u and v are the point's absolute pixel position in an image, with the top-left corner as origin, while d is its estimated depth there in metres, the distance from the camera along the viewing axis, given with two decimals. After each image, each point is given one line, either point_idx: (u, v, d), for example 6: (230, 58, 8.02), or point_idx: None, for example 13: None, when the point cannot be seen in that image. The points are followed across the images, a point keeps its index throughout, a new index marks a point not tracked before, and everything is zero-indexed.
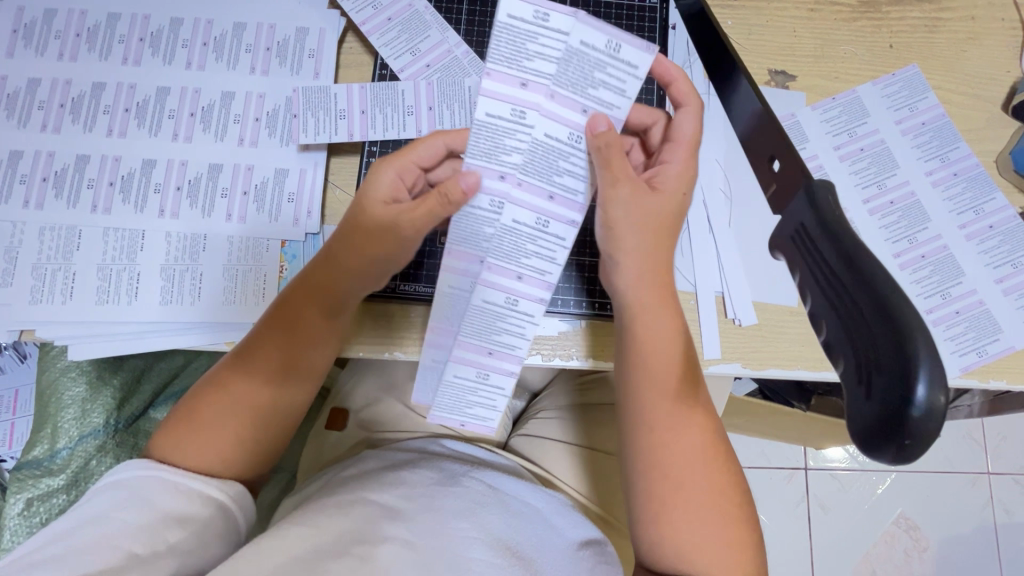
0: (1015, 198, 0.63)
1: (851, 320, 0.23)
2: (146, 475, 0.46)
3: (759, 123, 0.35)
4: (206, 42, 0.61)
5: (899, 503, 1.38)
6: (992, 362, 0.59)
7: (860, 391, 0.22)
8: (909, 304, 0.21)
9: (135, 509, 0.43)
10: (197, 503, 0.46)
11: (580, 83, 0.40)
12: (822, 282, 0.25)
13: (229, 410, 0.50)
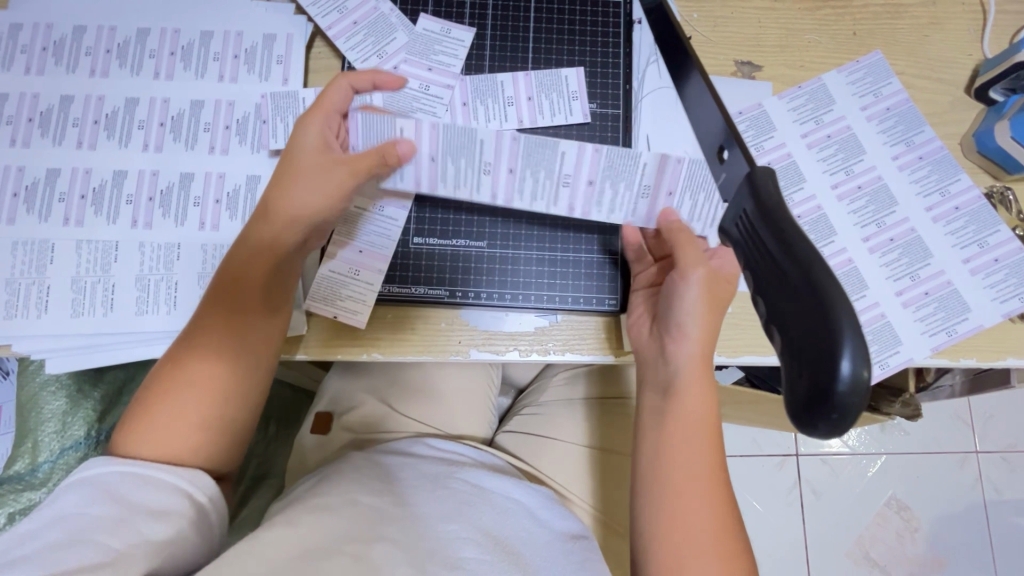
0: (979, 179, 0.64)
1: (786, 302, 0.24)
2: (117, 471, 0.45)
3: (711, 112, 0.36)
4: (173, 52, 0.61)
5: (889, 485, 1.39)
6: (961, 341, 0.60)
7: (793, 369, 0.23)
8: (839, 289, 0.23)
9: (110, 503, 0.42)
10: (173, 497, 0.45)
11: (693, 186, 0.55)
12: (761, 264, 0.26)
13: (196, 404, 0.49)
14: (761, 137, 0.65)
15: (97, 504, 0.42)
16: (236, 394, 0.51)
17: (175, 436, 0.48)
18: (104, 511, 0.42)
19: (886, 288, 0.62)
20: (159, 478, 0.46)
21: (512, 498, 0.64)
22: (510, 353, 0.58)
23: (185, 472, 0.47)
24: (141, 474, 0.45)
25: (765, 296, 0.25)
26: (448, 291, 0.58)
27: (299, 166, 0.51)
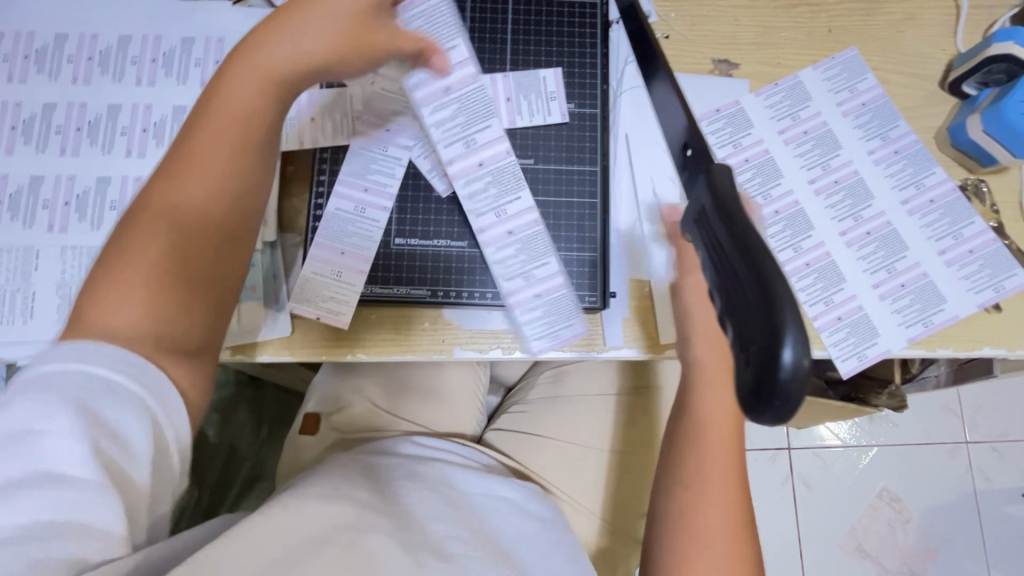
0: (954, 172, 0.65)
1: (735, 293, 0.25)
2: (74, 371, 0.35)
3: (676, 114, 0.37)
4: (155, 58, 0.61)
5: (881, 476, 1.41)
6: (937, 332, 0.61)
7: (740, 358, 0.24)
8: (782, 283, 0.24)
9: (79, 421, 0.34)
10: (144, 413, 0.36)
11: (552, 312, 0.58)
12: (713, 258, 0.27)
13: (179, 258, 0.42)
14: (739, 135, 0.66)
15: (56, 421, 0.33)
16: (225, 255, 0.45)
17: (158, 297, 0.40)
18: (64, 433, 0.33)
19: (863, 280, 0.62)
20: (123, 387, 0.36)
21: (500, 496, 0.65)
22: (493, 352, 0.59)
23: (156, 382, 0.38)
24: (101, 379, 0.35)
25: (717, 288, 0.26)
26: (430, 291, 0.58)
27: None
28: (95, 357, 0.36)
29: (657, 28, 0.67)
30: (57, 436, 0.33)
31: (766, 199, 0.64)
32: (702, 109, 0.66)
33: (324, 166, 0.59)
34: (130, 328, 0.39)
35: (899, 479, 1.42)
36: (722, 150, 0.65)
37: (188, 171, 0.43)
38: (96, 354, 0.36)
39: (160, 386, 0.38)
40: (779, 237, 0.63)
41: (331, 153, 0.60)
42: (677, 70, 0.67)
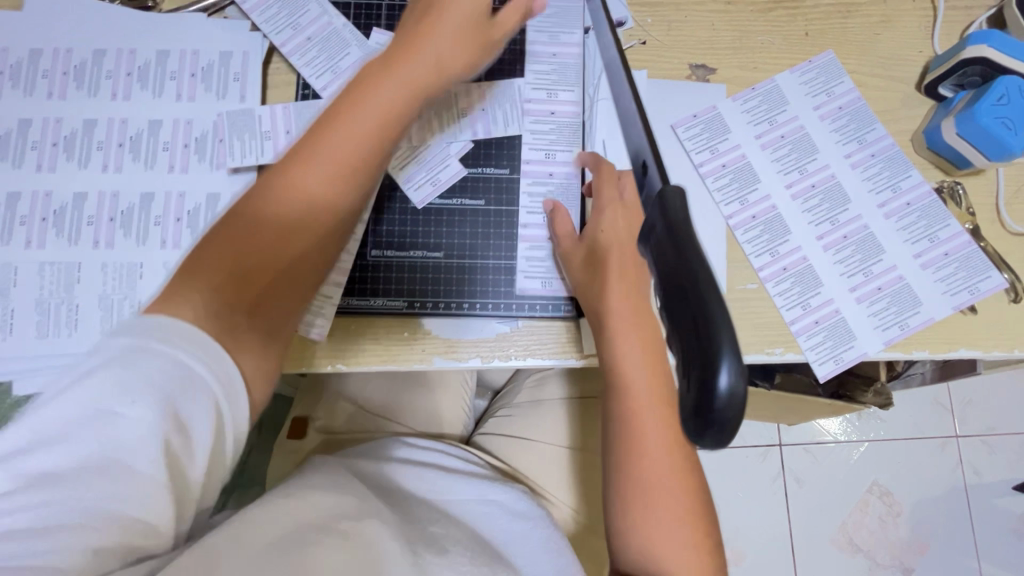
0: (930, 174, 0.65)
1: (677, 315, 0.25)
2: (153, 352, 0.35)
3: (636, 131, 0.37)
4: (130, 72, 0.61)
5: (871, 470, 1.41)
6: (913, 334, 0.61)
7: (681, 378, 0.24)
8: (721, 313, 0.24)
9: (153, 406, 0.34)
10: (215, 405, 0.36)
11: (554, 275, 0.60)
12: (663, 282, 0.27)
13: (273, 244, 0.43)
14: (715, 140, 0.66)
15: (131, 405, 0.34)
16: (313, 256, 0.46)
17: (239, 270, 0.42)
18: (134, 421, 0.34)
19: (839, 284, 0.63)
20: (192, 377, 0.36)
21: (487, 501, 0.67)
22: (471, 360, 0.59)
23: (221, 370, 0.37)
24: (174, 365, 0.35)
25: (666, 313, 0.27)
26: (407, 302, 0.59)
27: (444, 17, 0.52)
28: (167, 336, 0.36)
29: (634, 34, 0.67)
30: (130, 417, 0.34)
31: (743, 204, 0.64)
32: (679, 114, 0.66)
33: None
34: (204, 289, 0.40)
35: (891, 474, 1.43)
36: (699, 156, 0.65)
37: (307, 151, 0.45)
38: (161, 330, 0.36)
39: (230, 378, 0.38)
40: (756, 242, 0.63)
41: None
42: (654, 76, 0.67)
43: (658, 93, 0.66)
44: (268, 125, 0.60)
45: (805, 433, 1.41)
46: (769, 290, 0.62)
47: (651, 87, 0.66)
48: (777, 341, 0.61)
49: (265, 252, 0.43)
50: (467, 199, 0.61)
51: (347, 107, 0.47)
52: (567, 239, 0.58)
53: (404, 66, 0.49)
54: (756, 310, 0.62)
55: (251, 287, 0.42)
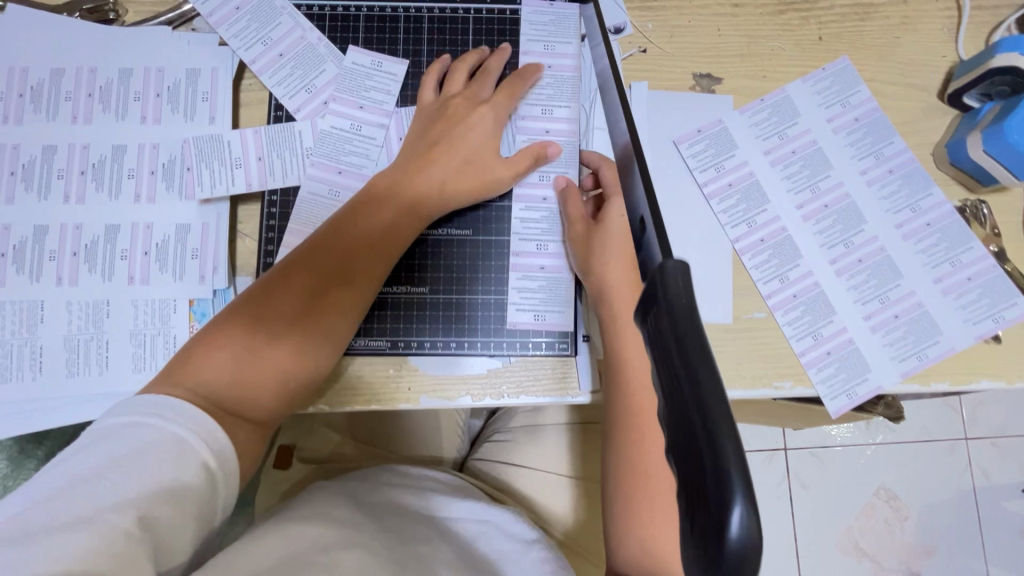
0: (952, 191, 0.61)
1: (683, 434, 0.23)
2: (146, 423, 0.39)
3: (629, 174, 0.32)
4: (91, 93, 0.57)
5: (879, 474, 1.35)
6: (932, 365, 0.58)
7: (686, 508, 0.22)
8: (733, 446, 0.21)
9: (132, 471, 0.36)
10: (196, 467, 0.39)
11: (549, 302, 0.56)
12: (665, 387, 0.25)
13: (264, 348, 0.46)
14: (721, 157, 0.61)
15: (115, 470, 0.36)
16: (299, 368, 0.48)
17: (234, 366, 0.45)
18: (117, 486, 0.35)
19: (853, 312, 0.59)
20: (186, 441, 0.39)
21: (485, 522, 0.66)
22: (462, 399, 0.55)
23: (207, 431, 0.41)
24: (162, 433, 0.39)
25: (670, 423, 0.24)
26: (390, 342, 0.55)
27: (454, 147, 0.55)
28: (169, 408, 0.40)
29: (633, 42, 0.62)
30: (111, 481, 0.35)
31: (751, 227, 0.60)
32: (682, 129, 0.61)
33: (273, 210, 0.56)
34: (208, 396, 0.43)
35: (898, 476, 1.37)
36: (704, 174, 0.61)
37: (305, 269, 0.50)
38: (160, 406, 0.40)
39: (213, 439, 0.41)
40: (764, 267, 0.59)
41: (280, 195, 0.56)
42: (655, 87, 0.62)
43: (659, 106, 0.62)
44: (237, 151, 0.56)
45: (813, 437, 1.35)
46: (777, 318, 0.58)
47: (652, 100, 0.62)
48: (786, 374, 0.57)
49: (255, 354, 0.46)
50: (453, 229, 0.57)
51: (345, 227, 0.51)
52: (581, 222, 0.55)
53: (407, 190, 0.53)
54: (765, 341, 0.58)
55: (238, 383, 0.45)
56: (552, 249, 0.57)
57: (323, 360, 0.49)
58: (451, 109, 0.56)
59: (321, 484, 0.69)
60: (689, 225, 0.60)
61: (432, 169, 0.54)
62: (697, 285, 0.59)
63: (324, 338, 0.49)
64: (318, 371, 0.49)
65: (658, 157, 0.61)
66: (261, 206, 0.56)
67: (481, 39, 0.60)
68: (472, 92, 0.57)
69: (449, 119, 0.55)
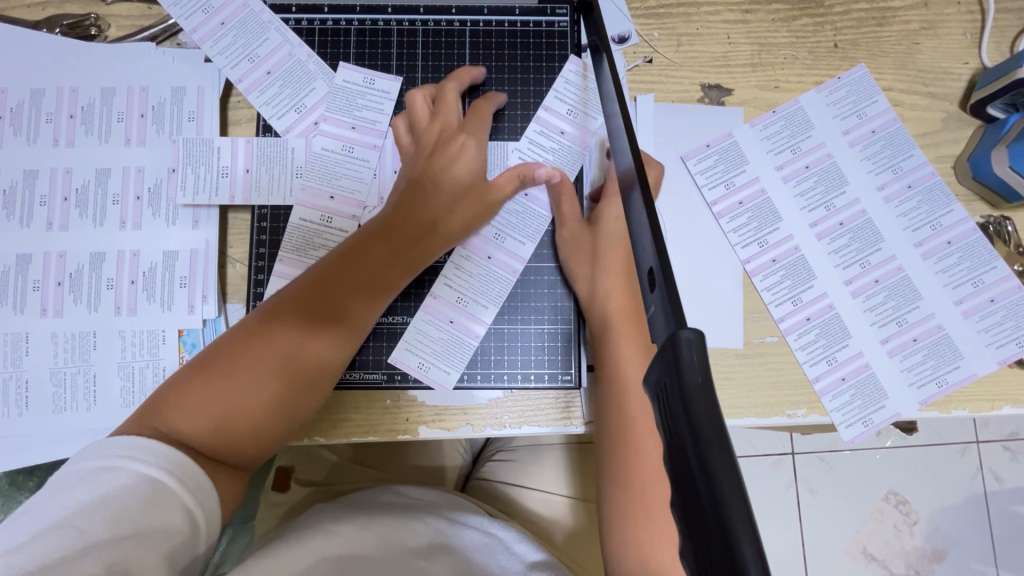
0: (974, 207, 0.58)
1: (699, 530, 0.21)
2: (120, 466, 0.38)
3: (637, 221, 0.30)
4: (72, 114, 0.55)
5: (888, 476, 1.16)
6: (952, 392, 0.55)
7: None
8: (755, 560, 0.19)
9: (104, 515, 0.35)
10: (174, 508, 0.38)
11: (559, 337, 0.55)
12: (679, 477, 0.22)
13: (242, 387, 0.44)
14: (731, 173, 0.58)
15: (87, 515, 0.35)
16: (277, 408, 0.45)
17: (211, 406, 0.43)
18: (88, 530, 0.35)
19: (869, 336, 0.56)
20: (162, 480, 0.38)
21: (488, 535, 0.65)
22: (463, 429, 0.53)
23: (184, 470, 0.39)
24: (136, 475, 0.38)
25: (684, 517, 0.22)
26: (387, 375, 0.53)
27: (443, 182, 0.52)
28: (145, 450, 0.39)
29: (639, 52, 0.59)
30: (81, 528, 0.35)
31: (762, 247, 0.57)
32: (689, 145, 0.59)
33: (263, 236, 0.53)
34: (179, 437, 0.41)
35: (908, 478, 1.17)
36: (712, 192, 0.58)
37: (285, 307, 0.47)
38: (129, 446, 0.39)
39: (192, 476, 0.40)
40: (776, 290, 0.57)
41: (268, 210, 0.54)
42: (661, 99, 0.59)
43: (665, 120, 0.59)
44: (226, 156, 0.54)
45: (822, 439, 1.16)
46: (791, 343, 0.56)
47: (657, 113, 0.59)
48: (800, 402, 0.55)
49: (234, 393, 0.44)
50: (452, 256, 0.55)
51: (335, 261, 0.49)
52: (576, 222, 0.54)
53: (397, 221, 0.51)
54: (777, 367, 0.55)
55: (216, 424, 0.43)
56: (555, 274, 0.55)
57: (310, 396, 0.47)
58: (431, 145, 0.53)
59: (321, 505, 0.68)
60: (698, 246, 0.57)
61: (422, 199, 0.52)
62: (707, 308, 0.56)
63: (310, 377, 0.46)
64: (304, 409, 0.47)
65: (663, 175, 0.58)
66: (250, 216, 0.54)
67: (479, 53, 0.57)
68: (449, 122, 0.54)
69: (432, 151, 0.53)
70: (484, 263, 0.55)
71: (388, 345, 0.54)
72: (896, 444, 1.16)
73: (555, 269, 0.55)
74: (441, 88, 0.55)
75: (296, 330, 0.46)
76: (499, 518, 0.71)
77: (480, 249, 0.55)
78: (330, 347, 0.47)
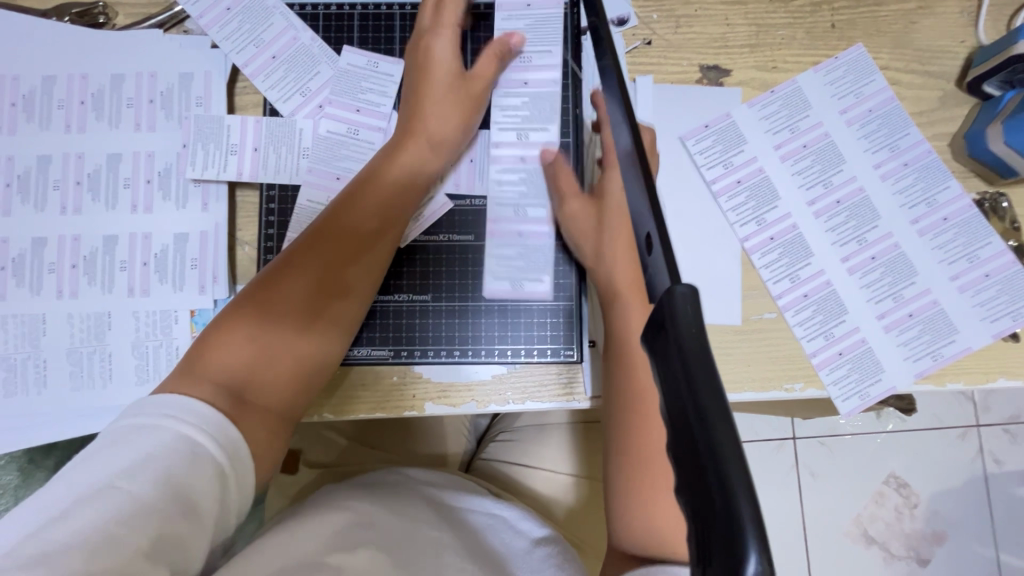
0: (969, 184, 0.59)
1: (694, 470, 0.22)
2: (165, 427, 0.37)
3: (635, 188, 0.31)
4: (83, 100, 0.56)
5: (888, 459, 1.17)
6: (947, 365, 0.56)
7: (702, 546, 0.21)
8: (746, 492, 0.21)
9: (148, 482, 0.34)
10: (215, 476, 0.37)
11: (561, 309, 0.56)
12: (676, 423, 0.24)
13: (271, 339, 0.45)
14: (730, 153, 0.59)
15: (135, 477, 0.34)
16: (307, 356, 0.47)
17: (247, 358, 0.44)
18: (134, 496, 0.34)
19: (865, 312, 0.57)
20: (206, 448, 0.37)
21: (492, 515, 0.66)
22: (467, 405, 0.54)
23: (225, 439, 0.38)
24: (182, 439, 0.37)
25: (679, 460, 0.23)
26: (393, 351, 0.55)
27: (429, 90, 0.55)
28: (186, 409, 0.38)
29: (637, 33, 0.60)
30: (127, 492, 0.34)
31: (760, 225, 0.58)
32: (688, 125, 0.59)
33: (271, 218, 0.55)
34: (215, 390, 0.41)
35: (909, 461, 1.18)
36: (711, 171, 0.59)
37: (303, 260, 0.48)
38: (182, 409, 0.38)
39: (232, 445, 0.39)
40: (774, 267, 0.58)
41: (277, 190, 0.55)
42: (660, 81, 0.60)
43: (664, 101, 0.59)
44: (234, 136, 0.55)
45: (823, 423, 1.17)
46: (788, 319, 0.57)
47: (657, 94, 0.59)
48: (797, 376, 0.56)
49: (267, 341, 0.45)
50: (455, 235, 0.56)
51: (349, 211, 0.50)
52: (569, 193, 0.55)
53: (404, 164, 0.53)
54: (775, 343, 0.57)
55: (249, 378, 0.43)
56: (556, 251, 0.56)
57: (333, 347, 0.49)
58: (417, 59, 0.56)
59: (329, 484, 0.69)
60: (697, 225, 0.58)
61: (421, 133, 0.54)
62: (705, 286, 0.57)
63: (334, 333, 0.48)
64: (329, 359, 0.48)
65: (662, 155, 0.59)
66: (259, 195, 0.56)
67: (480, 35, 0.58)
68: (422, 26, 0.56)
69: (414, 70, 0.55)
70: (523, 252, 0.56)
71: (393, 322, 0.55)
72: (896, 427, 1.17)
73: (556, 248, 0.56)
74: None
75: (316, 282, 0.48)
76: (504, 498, 0.73)
77: (513, 239, 0.56)
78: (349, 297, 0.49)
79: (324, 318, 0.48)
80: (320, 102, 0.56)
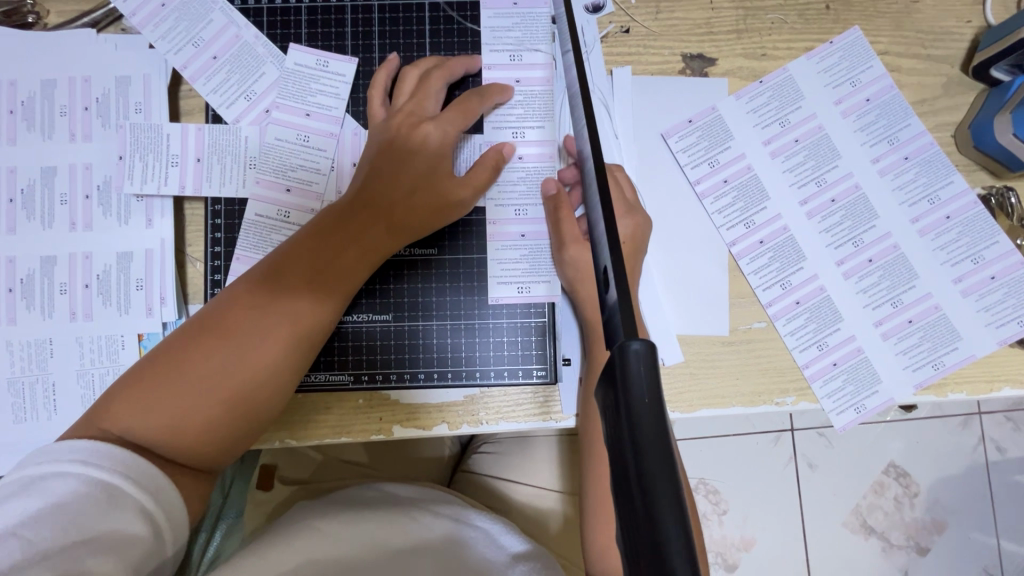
0: (974, 177, 0.54)
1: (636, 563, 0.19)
2: (71, 473, 0.36)
3: (594, 214, 0.27)
4: (12, 109, 0.52)
5: (888, 449, 1.14)
6: (949, 375, 0.52)
7: None
8: None
9: (53, 523, 0.34)
10: (133, 513, 0.36)
11: (534, 329, 0.52)
12: (621, 505, 0.20)
13: (202, 385, 0.41)
14: (715, 150, 0.55)
15: (38, 525, 0.34)
16: (238, 406, 0.42)
17: (163, 408, 0.40)
18: (39, 538, 0.33)
19: (863, 319, 0.53)
20: (119, 487, 0.36)
21: (474, 527, 0.62)
22: (439, 428, 0.51)
23: (143, 475, 0.37)
24: (91, 481, 0.36)
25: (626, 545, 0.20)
26: (354, 376, 0.51)
27: (415, 157, 0.49)
28: (96, 455, 0.37)
29: (614, 20, 0.55)
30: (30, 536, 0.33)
31: (749, 228, 0.54)
32: (671, 120, 0.55)
33: (218, 235, 0.51)
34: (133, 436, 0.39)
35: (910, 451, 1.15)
36: (696, 171, 0.55)
37: (251, 301, 0.44)
38: (85, 452, 0.37)
39: (155, 483, 0.38)
40: (764, 273, 0.54)
41: (224, 202, 0.51)
42: (639, 72, 0.55)
43: (643, 95, 0.55)
44: (174, 143, 0.51)
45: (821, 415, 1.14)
46: (779, 328, 0.53)
47: (635, 87, 0.55)
48: (788, 388, 0.52)
49: (190, 393, 0.41)
50: (419, 249, 0.53)
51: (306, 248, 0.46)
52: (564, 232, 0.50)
53: (372, 203, 0.48)
54: (765, 354, 0.53)
55: (169, 427, 0.40)
56: (527, 260, 0.53)
57: (273, 396, 0.44)
58: (398, 129, 0.49)
59: (303, 504, 0.66)
60: (680, 228, 0.54)
61: (396, 175, 0.49)
62: (689, 295, 0.53)
63: (270, 382, 0.43)
64: (265, 405, 0.44)
65: (640, 155, 0.55)
66: (205, 207, 0.52)
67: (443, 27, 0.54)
68: (426, 103, 0.50)
69: (397, 140, 0.49)
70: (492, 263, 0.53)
71: (355, 344, 0.52)
72: (897, 418, 1.14)
73: (527, 259, 0.53)
74: (426, 72, 0.51)
75: (256, 326, 0.43)
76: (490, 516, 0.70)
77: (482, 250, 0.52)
78: (293, 342, 0.44)
79: (264, 358, 0.43)
80: (267, 107, 0.52)
